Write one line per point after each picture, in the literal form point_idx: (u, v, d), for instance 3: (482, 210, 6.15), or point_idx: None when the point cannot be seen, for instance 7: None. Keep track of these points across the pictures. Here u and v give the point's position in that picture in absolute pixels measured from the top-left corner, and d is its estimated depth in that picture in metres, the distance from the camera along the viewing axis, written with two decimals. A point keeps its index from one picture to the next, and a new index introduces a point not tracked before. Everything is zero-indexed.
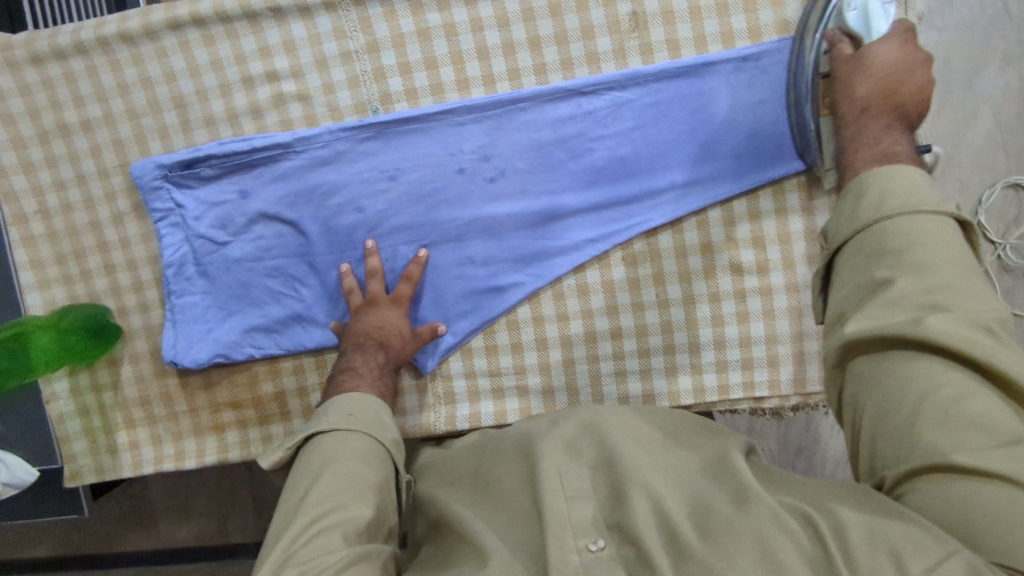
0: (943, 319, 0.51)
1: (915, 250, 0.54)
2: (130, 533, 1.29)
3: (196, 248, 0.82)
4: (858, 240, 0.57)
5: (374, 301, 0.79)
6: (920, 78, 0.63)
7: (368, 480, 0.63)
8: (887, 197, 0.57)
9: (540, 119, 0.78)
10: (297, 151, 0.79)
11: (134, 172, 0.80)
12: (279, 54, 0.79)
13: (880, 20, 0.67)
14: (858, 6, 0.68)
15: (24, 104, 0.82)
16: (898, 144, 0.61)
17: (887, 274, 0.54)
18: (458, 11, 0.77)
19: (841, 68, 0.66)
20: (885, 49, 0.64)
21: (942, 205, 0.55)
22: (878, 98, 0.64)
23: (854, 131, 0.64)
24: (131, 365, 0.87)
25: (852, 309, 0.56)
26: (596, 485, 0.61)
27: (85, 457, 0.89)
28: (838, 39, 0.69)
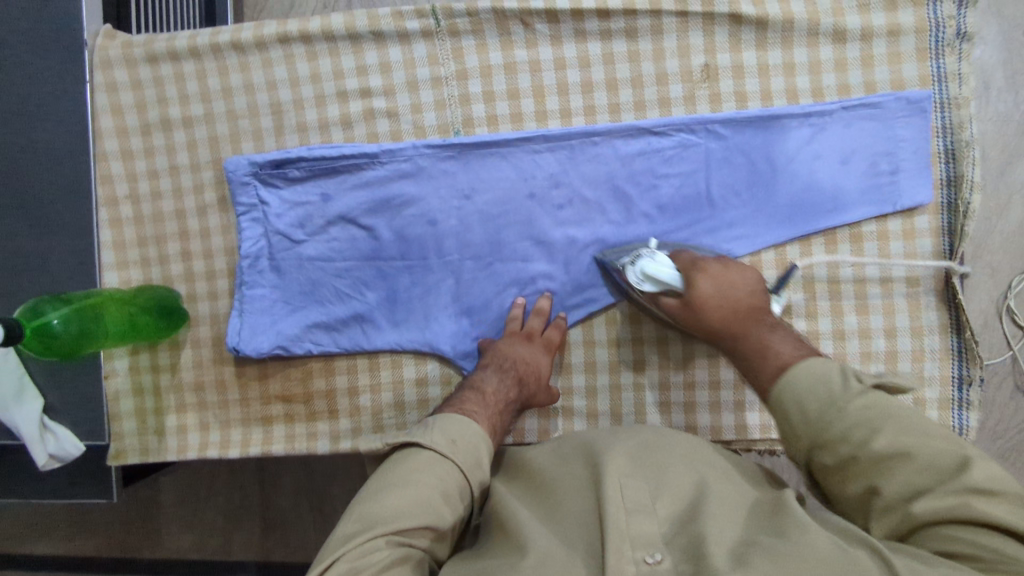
0: (923, 500, 0.54)
1: (858, 434, 0.57)
2: (136, 535, 1.28)
3: (273, 244, 0.86)
4: (816, 459, 0.60)
5: (529, 336, 0.82)
6: (738, 279, 0.73)
7: (444, 519, 0.64)
8: (805, 402, 0.61)
9: (612, 153, 0.83)
10: (382, 163, 0.85)
11: (227, 166, 0.86)
12: (375, 74, 0.86)
13: (661, 269, 0.74)
14: (643, 277, 0.75)
15: (134, 97, 0.89)
16: (783, 353, 0.66)
17: (836, 456, 0.58)
18: (544, 50, 0.84)
19: (687, 316, 0.74)
20: (702, 288, 0.71)
21: (849, 387, 0.60)
22: (731, 318, 0.71)
23: (743, 355, 0.69)
24: (192, 349, 0.91)
25: (836, 487, 0.60)
26: (652, 500, 0.61)
27: (132, 436, 0.91)
28: (659, 296, 0.75)
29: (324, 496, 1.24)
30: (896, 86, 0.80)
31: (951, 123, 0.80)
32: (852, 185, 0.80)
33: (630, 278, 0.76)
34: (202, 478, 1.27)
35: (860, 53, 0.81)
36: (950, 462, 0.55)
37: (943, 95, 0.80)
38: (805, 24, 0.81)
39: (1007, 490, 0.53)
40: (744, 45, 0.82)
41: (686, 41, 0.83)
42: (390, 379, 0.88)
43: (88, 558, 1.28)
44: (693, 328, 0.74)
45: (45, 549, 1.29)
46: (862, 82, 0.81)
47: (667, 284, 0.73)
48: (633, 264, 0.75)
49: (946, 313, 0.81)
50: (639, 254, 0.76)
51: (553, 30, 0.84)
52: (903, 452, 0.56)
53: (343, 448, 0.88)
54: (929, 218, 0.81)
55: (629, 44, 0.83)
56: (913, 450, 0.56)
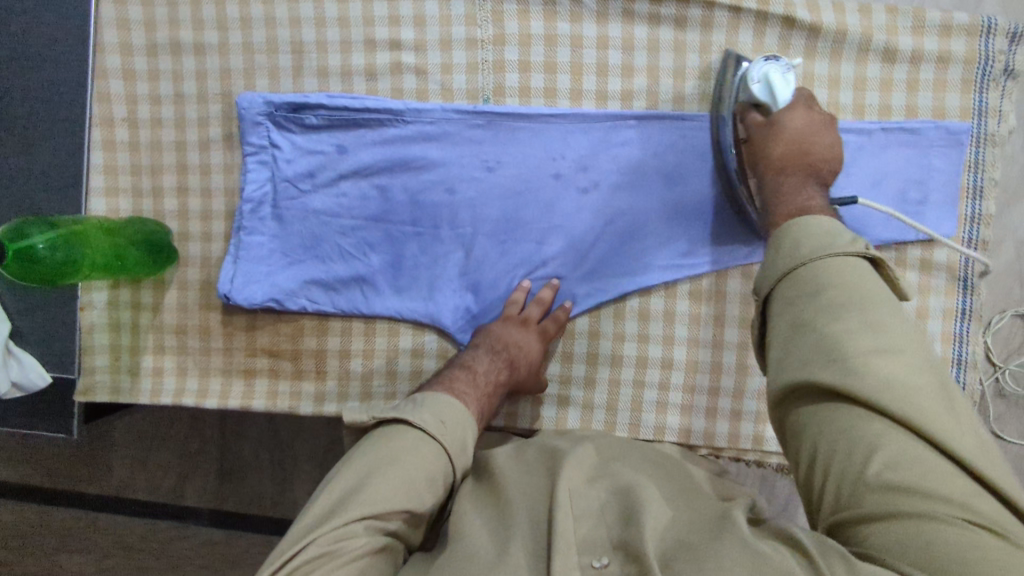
0: (863, 368, 0.53)
1: (832, 286, 0.57)
2: (84, 471, 1.22)
3: (279, 191, 0.82)
4: (781, 291, 0.60)
5: (526, 321, 0.80)
6: (827, 138, 0.69)
7: (424, 505, 0.62)
8: (802, 244, 0.61)
9: (644, 141, 0.80)
10: (405, 122, 0.81)
11: (240, 102, 0.81)
12: (408, 26, 0.81)
13: (783, 88, 0.71)
14: (761, 79, 0.72)
15: (143, 13, 0.83)
16: (814, 199, 0.67)
17: (802, 288, 0.58)
18: (588, 27, 0.81)
19: (758, 134, 0.71)
20: (794, 116, 0.69)
21: (852, 245, 0.59)
22: (794, 159, 0.68)
23: (769, 192, 0.69)
24: (178, 291, 0.85)
25: (778, 323, 0.59)
26: (600, 509, 0.61)
27: (103, 374, 0.86)
28: (748, 112, 0.73)
29: (286, 448, 1.19)
30: (937, 114, 0.79)
31: (983, 160, 0.80)
32: (879, 207, 0.79)
33: (750, 74, 0.73)
34: (161, 421, 1.21)
35: (906, 76, 0.79)
36: (897, 344, 0.55)
37: (980, 130, 0.80)
38: (857, 38, 0.79)
39: (931, 383, 0.54)
40: (792, 51, 0.80)
41: (735, 38, 0.80)
42: (384, 346, 0.85)
43: (30, 488, 1.22)
44: (749, 155, 0.72)
45: None
46: (904, 106, 0.80)
47: (774, 97, 0.71)
48: (761, 62, 0.72)
49: (950, 347, 0.81)
50: (773, 59, 0.72)
51: (601, 7, 0.80)
52: (863, 310, 0.56)
53: (327, 411, 0.85)
54: (948, 252, 0.81)
55: (677, 33, 0.80)
56: (872, 312, 0.56)
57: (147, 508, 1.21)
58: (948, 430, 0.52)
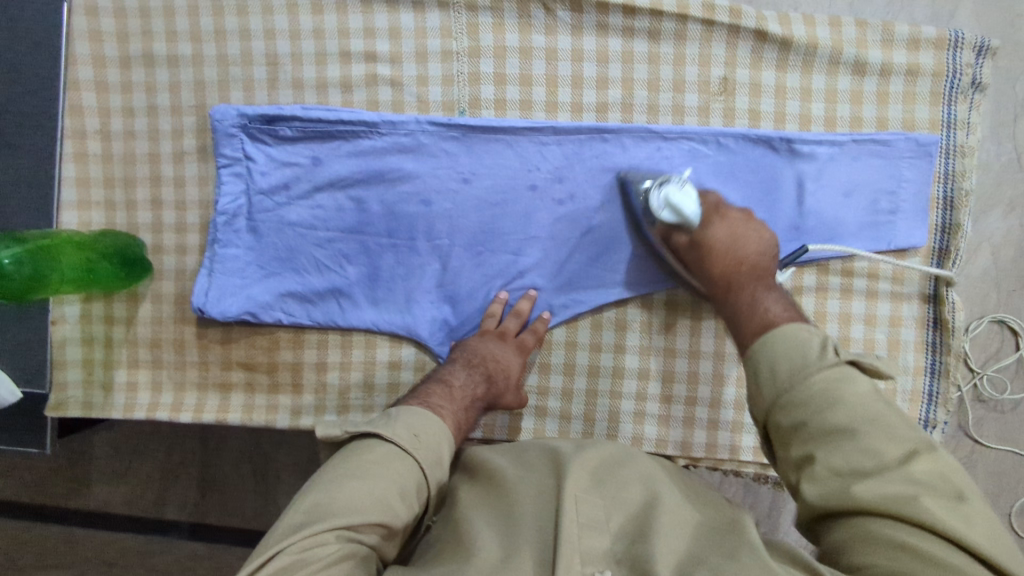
0: (860, 482, 0.54)
1: (816, 403, 0.57)
2: (62, 486, 1.21)
3: (254, 203, 0.82)
4: (773, 418, 0.60)
5: (502, 335, 0.80)
6: (753, 242, 0.72)
7: (398, 516, 0.61)
8: (778, 366, 0.60)
9: (619, 153, 0.81)
10: (381, 134, 0.81)
11: (214, 114, 0.80)
12: (383, 38, 0.81)
13: (688, 203, 0.72)
14: (664, 205, 0.73)
15: (116, 25, 0.82)
16: (772, 312, 0.67)
17: (793, 419, 0.58)
18: (562, 39, 0.81)
19: (690, 255, 0.73)
20: (715, 230, 0.72)
21: (823, 357, 0.59)
22: (734, 270, 0.71)
23: (733, 311, 0.70)
24: (152, 304, 0.85)
25: (781, 447, 0.60)
26: (608, 515, 0.61)
27: (76, 389, 0.85)
28: (670, 233, 0.75)
29: (267, 461, 1.18)
30: (907, 126, 0.80)
31: (953, 170, 0.81)
32: (851, 218, 0.80)
33: (652, 202, 0.73)
34: (140, 435, 1.20)
35: (876, 89, 0.80)
36: (896, 453, 0.55)
37: (950, 141, 0.81)
38: (828, 51, 0.80)
39: (940, 489, 0.53)
40: (764, 64, 0.81)
41: (707, 51, 0.81)
42: (361, 359, 0.84)
43: (9, 503, 1.21)
44: (696, 274, 0.74)
45: None
46: (875, 118, 0.81)
47: (685, 218, 0.72)
48: (658, 189, 0.73)
49: (923, 357, 0.82)
50: (666, 180, 0.73)
51: (575, 20, 0.81)
52: (855, 432, 0.55)
53: (304, 425, 0.85)
54: (918, 258, 0.82)
55: (650, 45, 0.81)
56: (865, 433, 0.55)
57: (128, 524, 1.19)
58: (958, 527, 0.51)
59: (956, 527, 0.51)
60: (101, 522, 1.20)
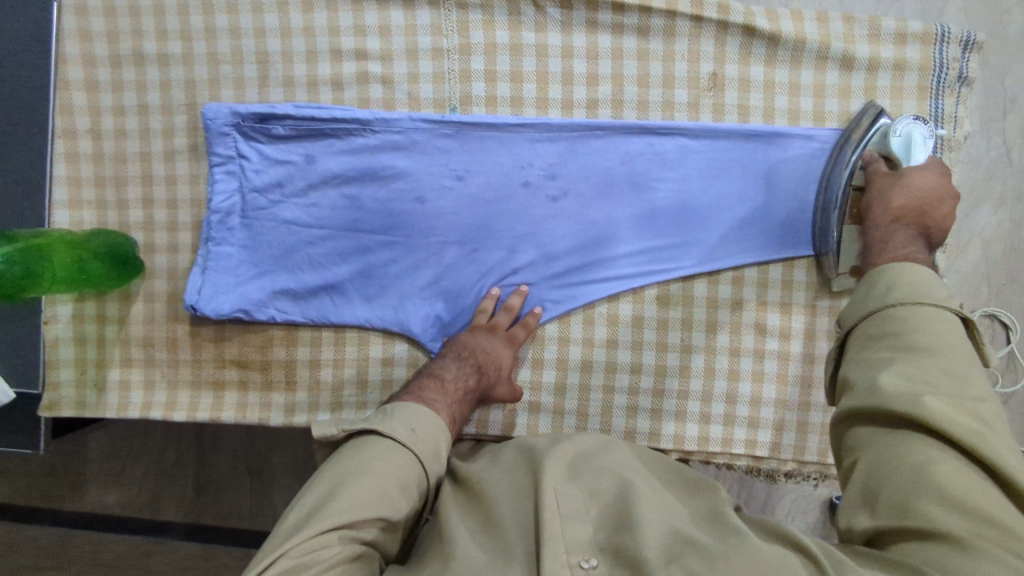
0: (932, 398, 0.54)
1: (913, 321, 0.59)
2: (56, 489, 1.20)
3: (247, 201, 0.82)
4: (863, 325, 0.62)
5: (494, 329, 0.80)
6: (928, 184, 0.72)
7: (399, 511, 0.62)
8: (897, 285, 0.62)
9: (611, 149, 0.81)
10: (373, 131, 0.81)
11: (206, 113, 0.80)
12: (373, 36, 0.82)
13: (921, 149, 0.74)
14: (903, 134, 0.74)
15: (106, 24, 0.82)
16: (908, 249, 0.69)
17: (884, 327, 0.60)
18: (553, 36, 0.81)
19: (880, 182, 0.74)
20: (916, 176, 0.72)
21: (949, 301, 0.60)
22: (912, 213, 0.71)
23: (883, 238, 0.71)
24: (144, 303, 0.85)
25: (857, 351, 0.61)
26: (588, 507, 0.61)
27: (68, 389, 0.85)
28: (874, 160, 0.76)
29: (262, 460, 1.18)
30: (894, 120, 0.81)
31: (941, 164, 0.82)
32: None
33: (895, 124, 0.75)
34: (134, 436, 1.20)
35: (864, 83, 0.81)
36: (976, 394, 0.55)
37: (936, 135, 0.82)
38: (816, 46, 0.81)
39: (1003, 435, 0.53)
40: (753, 59, 0.81)
41: (697, 46, 0.81)
42: (355, 356, 0.84)
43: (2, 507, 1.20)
44: (862, 207, 0.75)
45: None
46: None
47: (899, 156, 0.74)
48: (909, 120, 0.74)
49: None
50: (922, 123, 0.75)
51: (565, 16, 0.81)
52: (941, 356, 0.56)
53: (298, 422, 0.85)
54: None
55: (640, 41, 0.81)
56: (953, 369, 0.56)
57: (122, 526, 1.18)
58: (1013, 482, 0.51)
59: (1012, 470, 0.51)
60: (92, 526, 1.18)
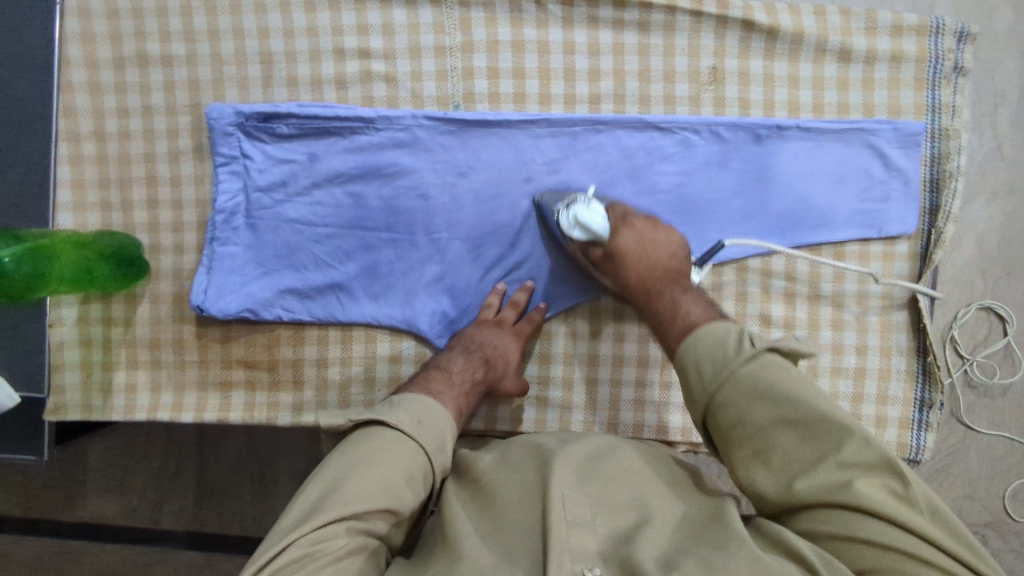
0: (803, 478, 0.56)
1: (743, 401, 0.59)
2: (53, 499, 1.19)
3: (252, 200, 0.82)
4: (710, 419, 0.62)
5: (501, 324, 0.80)
6: (662, 244, 0.74)
7: (405, 502, 0.62)
8: (703, 368, 0.62)
9: (613, 144, 0.82)
10: (377, 129, 0.81)
11: (210, 113, 0.80)
12: (377, 35, 0.82)
13: (595, 219, 0.73)
14: (574, 223, 0.75)
15: (109, 26, 0.82)
16: (692, 314, 0.69)
17: (726, 419, 0.60)
18: (554, 33, 0.82)
19: (608, 266, 0.75)
20: (624, 238, 0.74)
21: (741, 352, 0.61)
22: (652, 275, 0.73)
23: (657, 317, 0.72)
24: (150, 304, 0.84)
25: (722, 448, 0.61)
26: (595, 515, 0.60)
27: (74, 392, 0.84)
28: (585, 248, 0.76)
29: (264, 465, 1.17)
30: (892, 111, 0.82)
31: (938, 153, 0.83)
32: (841, 204, 0.81)
33: (563, 223, 0.76)
34: (131, 445, 1.18)
35: (862, 75, 0.82)
36: (833, 436, 0.56)
37: (934, 125, 0.83)
38: (814, 40, 0.82)
39: (872, 465, 0.55)
40: (752, 53, 0.82)
41: (696, 41, 0.82)
42: (362, 353, 0.85)
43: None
44: (614, 282, 0.77)
45: None
46: (861, 103, 0.82)
47: (595, 234, 0.74)
48: (567, 209, 0.75)
49: (916, 337, 0.83)
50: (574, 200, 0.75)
51: (566, 13, 0.82)
52: (790, 428, 0.57)
53: (305, 421, 0.85)
54: (909, 244, 0.83)
55: (640, 37, 0.82)
56: (800, 422, 0.57)
57: (124, 534, 1.19)
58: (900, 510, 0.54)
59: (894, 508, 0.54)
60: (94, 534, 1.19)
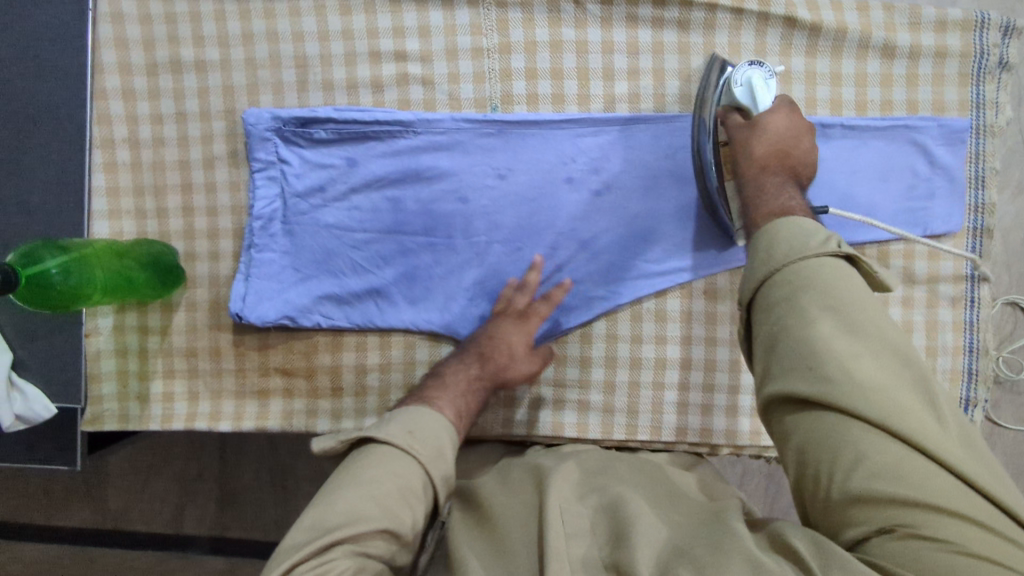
0: (841, 366, 0.56)
1: (803, 284, 0.60)
2: (77, 506, 1.18)
3: (289, 205, 0.81)
4: (762, 298, 0.62)
5: (503, 315, 0.79)
6: (804, 147, 0.72)
7: (405, 522, 0.61)
8: (776, 247, 0.63)
9: (654, 144, 0.81)
10: (415, 132, 0.81)
11: (247, 118, 0.80)
12: (412, 37, 0.81)
13: (765, 94, 0.74)
14: (744, 83, 0.75)
15: (142, 31, 0.81)
16: (793, 199, 0.69)
17: (782, 293, 0.61)
18: (593, 32, 0.81)
19: (739, 135, 0.73)
20: (778, 117, 0.72)
21: (824, 245, 0.62)
22: (773, 158, 0.71)
23: (754, 189, 0.71)
24: (186, 313, 0.84)
25: (765, 335, 0.61)
26: (591, 524, 0.63)
27: (111, 402, 0.84)
28: (727, 115, 0.76)
29: (290, 471, 1.16)
30: (936, 108, 0.81)
31: (983, 150, 0.82)
32: (885, 202, 0.80)
33: (734, 76, 0.75)
34: (154, 451, 1.18)
35: (905, 71, 0.81)
36: (880, 355, 0.58)
37: (979, 121, 0.82)
38: (857, 36, 0.81)
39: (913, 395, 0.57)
40: (794, 50, 0.81)
41: (737, 39, 0.81)
42: (401, 359, 0.84)
43: (22, 526, 1.18)
44: (727, 158, 0.74)
45: None
46: (905, 100, 0.81)
47: (752, 104, 0.74)
48: (747, 67, 0.74)
49: (962, 336, 0.82)
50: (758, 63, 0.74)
51: (605, 12, 0.81)
52: (845, 327, 0.58)
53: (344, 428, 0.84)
54: (954, 243, 0.82)
55: (680, 35, 0.81)
56: (857, 323, 0.58)
57: (148, 540, 1.18)
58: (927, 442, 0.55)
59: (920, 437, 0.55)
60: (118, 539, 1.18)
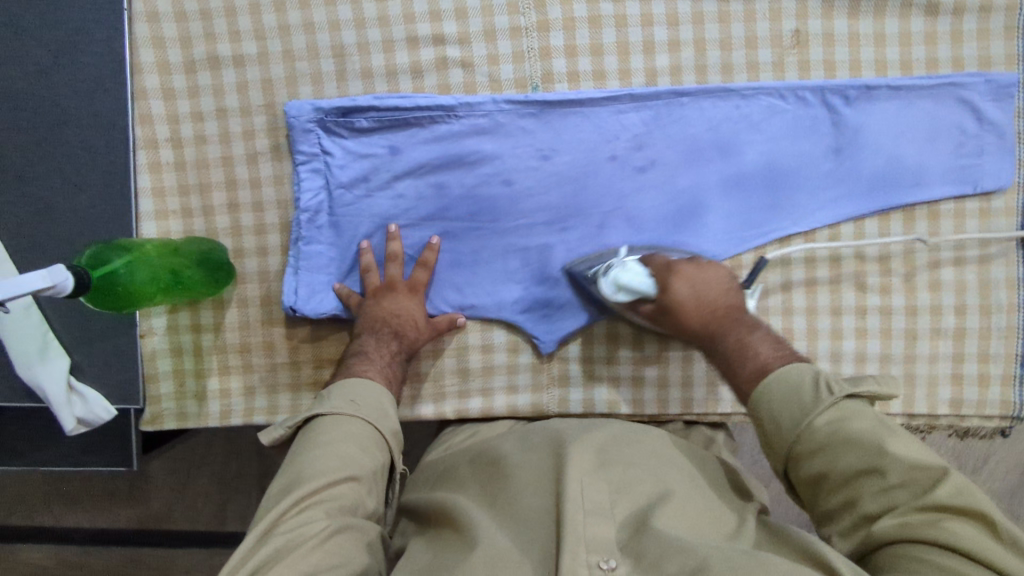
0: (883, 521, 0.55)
1: (829, 449, 0.58)
2: (120, 509, 1.19)
3: (335, 196, 0.81)
4: (794, 470, 0.61)
5: (392, 286, 0.79)
6: (716, 282, 0.73)
7: (365, 466, 0.65)
8: (780, 419, 0.61)
9: (698, 115, 0.80)
10: (458, 117, 0.80)
11: (289, 111, 0.80)
12: (449, 20, 0.81)
13: (636, 279, 0.73)
14: (615, 288, 0.75)
15: (178, 29, 0.81)
16: (764, 354, 0.67)
17: (812, 469, 0.59)
18: (631, 5, 0.80)
19: (678, 307, 0.73)
20: (676, 290, 0.72)
21: (819, 399, 0.60)
22: (710, 319, 0.72)
23: (723, 361, 0.70)
24: (238, 309, 0.84)
25: (810, 497, 0.61)
26: (613, 502, 0.61)
27: (169, 401, 0.85)
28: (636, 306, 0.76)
29: None
30: (983, 64, 0.80)
31: None
32: (933, 162, 0.80)
33: (605, 290, 0.76)
34: (191, 452, 1.18)
35: (949, 28, 0.80)
36: (910, 474, 0.55)
37: None
38: None
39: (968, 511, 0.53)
40: (836, 13, 0.80)
41: (778, 4, 0.80)
42: (454, 345, 0.84)
43: (70, 531, 1.20)
44: (673, 327, 0.75)
45: (21, 520, 1.20)
46: (950, 58, 0.80)
47: (640, 292, 0.74)
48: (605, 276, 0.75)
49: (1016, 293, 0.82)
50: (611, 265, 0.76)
51: None
52: (879, 469, 0.56)
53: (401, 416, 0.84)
54: (1005, 200, 0.81)
55: (720, 4, 0.80)
56: (885, 467, 0.56)
57: (192, 538, 1.18)
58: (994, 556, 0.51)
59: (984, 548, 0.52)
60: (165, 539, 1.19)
